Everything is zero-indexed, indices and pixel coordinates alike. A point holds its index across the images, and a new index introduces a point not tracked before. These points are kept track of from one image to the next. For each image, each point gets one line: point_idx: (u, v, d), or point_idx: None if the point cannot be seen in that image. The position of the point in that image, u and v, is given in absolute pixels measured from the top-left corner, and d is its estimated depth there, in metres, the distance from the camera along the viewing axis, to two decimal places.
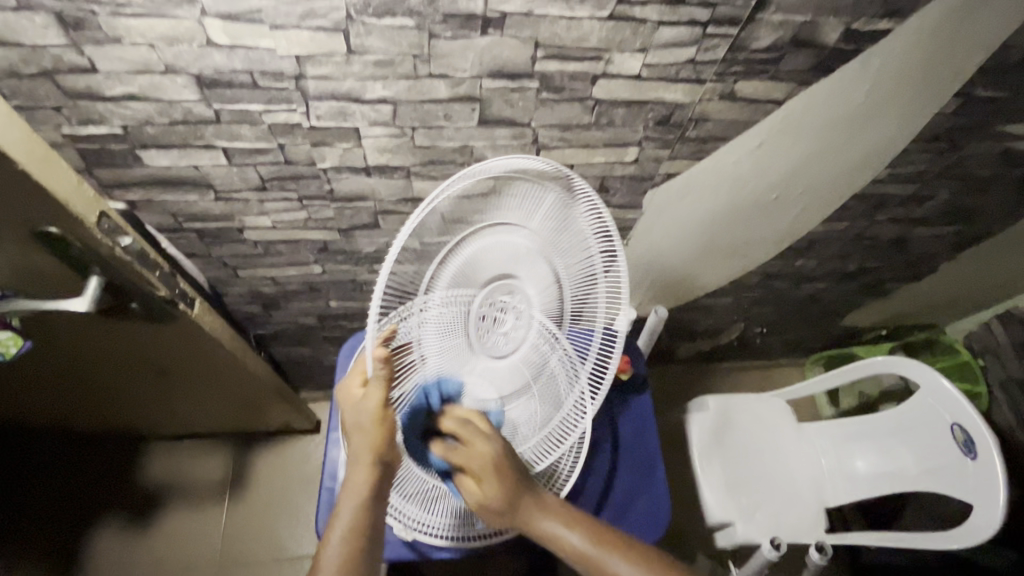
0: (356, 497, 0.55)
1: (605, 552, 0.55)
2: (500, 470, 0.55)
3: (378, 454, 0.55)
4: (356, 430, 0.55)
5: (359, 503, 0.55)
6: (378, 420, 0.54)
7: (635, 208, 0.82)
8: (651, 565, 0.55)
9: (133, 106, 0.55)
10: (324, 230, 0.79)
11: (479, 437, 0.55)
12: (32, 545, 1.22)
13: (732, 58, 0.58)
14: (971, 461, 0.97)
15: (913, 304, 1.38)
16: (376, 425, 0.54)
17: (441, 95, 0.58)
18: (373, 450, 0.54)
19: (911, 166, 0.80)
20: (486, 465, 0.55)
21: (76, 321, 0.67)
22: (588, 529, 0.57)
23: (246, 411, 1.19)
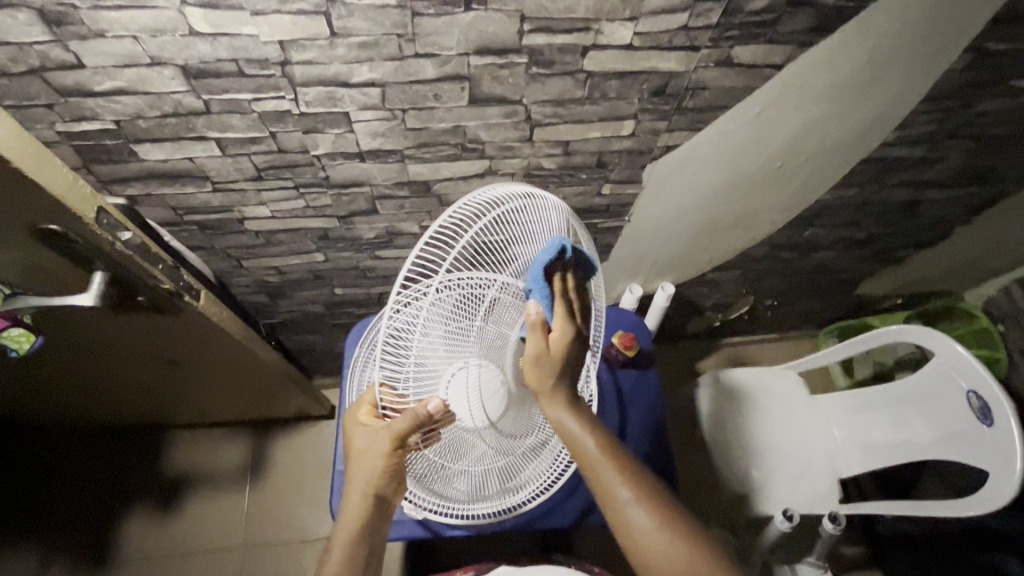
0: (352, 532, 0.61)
1: (609, 470, 0.58)
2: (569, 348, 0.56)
3: (376, 488, 0.61)
4: (354, 490, 0.61)
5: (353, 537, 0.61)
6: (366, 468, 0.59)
7: (634, 183, 0.81)
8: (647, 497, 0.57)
9: (123, 100, 0.55)
10: (324, 218, 0.79)
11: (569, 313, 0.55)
12: (65, 532, 1.28)
13: (727, 22, 0.56)
14: (987, 429, 0.96)
15: (926, 272, 1.36)
16: (383, 461, 0.59)
17: (429, 75, 0.57)
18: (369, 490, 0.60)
19: (921, 127, 0.77)
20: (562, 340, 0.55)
21: (86, 317, 0.69)
22: (599, 441, 0.59)
23: (262, 398, 1.22)
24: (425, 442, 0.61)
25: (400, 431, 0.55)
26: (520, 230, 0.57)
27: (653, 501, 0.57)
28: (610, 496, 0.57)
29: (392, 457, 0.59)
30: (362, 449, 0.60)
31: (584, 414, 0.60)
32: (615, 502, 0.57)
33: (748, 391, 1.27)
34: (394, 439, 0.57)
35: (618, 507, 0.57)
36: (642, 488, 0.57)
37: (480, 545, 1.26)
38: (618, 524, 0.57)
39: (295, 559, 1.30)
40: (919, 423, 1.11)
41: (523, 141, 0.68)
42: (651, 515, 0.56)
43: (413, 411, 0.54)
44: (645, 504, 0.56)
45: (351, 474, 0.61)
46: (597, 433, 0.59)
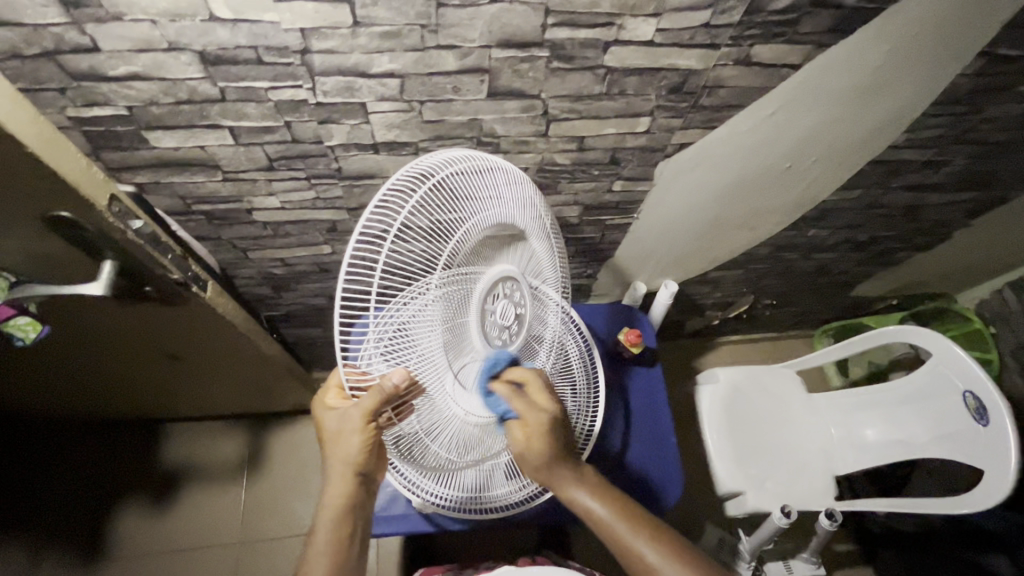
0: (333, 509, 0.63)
1: (629, 531, 0.62)
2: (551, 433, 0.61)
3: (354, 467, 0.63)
4: (335, 468, 0.62)
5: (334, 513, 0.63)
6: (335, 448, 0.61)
7: (645, 180, 0.81)
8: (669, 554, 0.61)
9: (138, 86, 0.54)
10: (334, 210, 0.78)
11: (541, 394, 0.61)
12: (58, 524, 1.26)
13: (749, 21, 0.56)
14: (982, 429, 0.98)
15: (922, 274, 1.38)
16: (358, 438, 0.59)
17: (449, 67, 0.56)
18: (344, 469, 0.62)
19: (929, 131, 0.78)
20: (542, 424, 0.60)
21: (91, 306, 0.67)
22: (617, 509, 0.64)
23: (261, 391, 1.21)
24: (399, 413, 0.57)
25: (368, 407, 0.54)
26: (467, 204, 0.55)
27: (677, 558, 0.61)
28: (637, 561, 0.61)
29: (366, 432, 0.59)
30: (337, 429, 0.61)
31: (597, 488, 0.65)
32: (642, 564, 0.61)
33: (748, 389, 1.28)
34: (364, 416, 0.56)
35: (647, 569, 0.60)
36: (663, 546, 0.61)
37: (479, 540, 1.27)
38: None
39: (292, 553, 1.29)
40: (915, 423, 1.12)
41: (538, 136, 0.68)
42: (681, 571, 0.59)
43: (378, 386, 0.51)
44: (669, 559, 0.60)
45: (329, 455, 0.62)
46: (611, 502, 0.64)
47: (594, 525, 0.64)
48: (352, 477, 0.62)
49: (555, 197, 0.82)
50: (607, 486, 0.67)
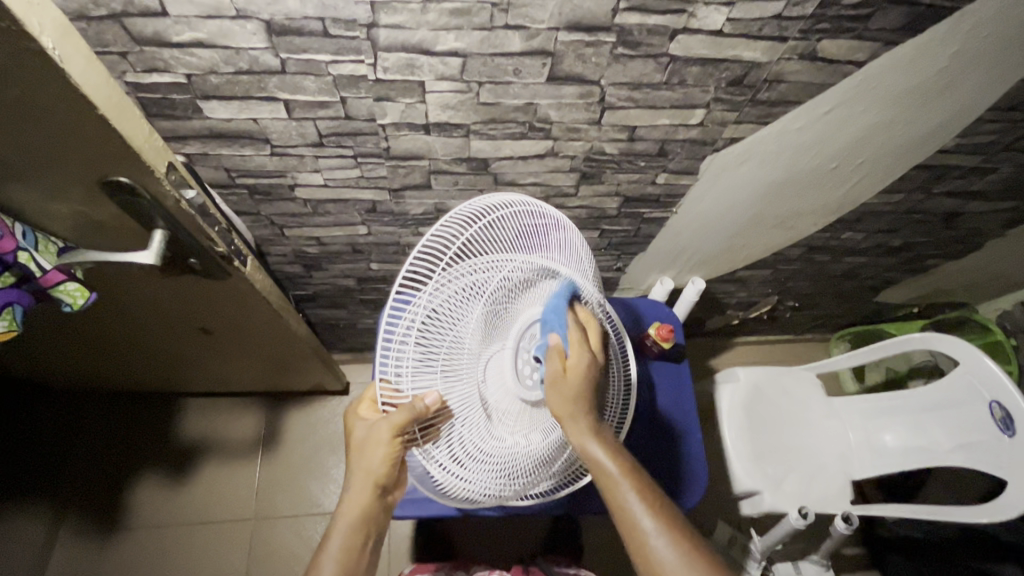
0: (348, 515, 0.66)
1: (637, 493, 0.58)
2: (587, 375, 0.59)
3: (376, 476, 0.67)
4: (356, 478, 0.67)
5: (349, 520, 0.66)
6: (362, 453, 0.66)
7: (689, 174, 0.80)
8: (673, 531, 0.57)
9: (199, 53, 0.53)
10: (375, 190, 0.77)
11: (585, 341, 0.60)
12: (75, 493, 1.27)
13: (821, 14, 0.55)
14: (1007, 439, 0.98)
15: (948, 282, 1.37)
16: (384, 452, 0.65)
17: (514, 48, 0.55)
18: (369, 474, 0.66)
19: (981, 137, 0.77)
20: (581, 363, 0.59)
21: (134, 275, 0.67)
22: (630, 473, 0.59)
23: (283, 370, 1.21)
24: (424, 436, 0.63)
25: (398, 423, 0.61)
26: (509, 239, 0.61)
27: (679, 536, 0.57)
28: (637, 532, 0.57)
29: (392, 449, 0.64)
30: (365, 440, 0.66)
31: (609, 442, 0.60)
32: (640, 537, 0.57)
33: (767, 390, 1.28)
34: (393, 431, 0.62)
35: (645, 543, 0.57)
36: (669, 521, 0.57)
37: (493, 527, 1.27)
38: (644, 561, 0.57)
39: (306, 532, 1.30)
40: (938, 430, 1.12)
41: (591, 124, 0.67)
42: (679, 551, 0.56)
43: (409, 404, 0.59)
44: (670, 538, 0.56)
45: (355, 464, 0.67)
46: (618, 455, 0.60)
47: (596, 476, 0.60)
48: (371, 489, 0.67)
49: (597, 187, 0.81)
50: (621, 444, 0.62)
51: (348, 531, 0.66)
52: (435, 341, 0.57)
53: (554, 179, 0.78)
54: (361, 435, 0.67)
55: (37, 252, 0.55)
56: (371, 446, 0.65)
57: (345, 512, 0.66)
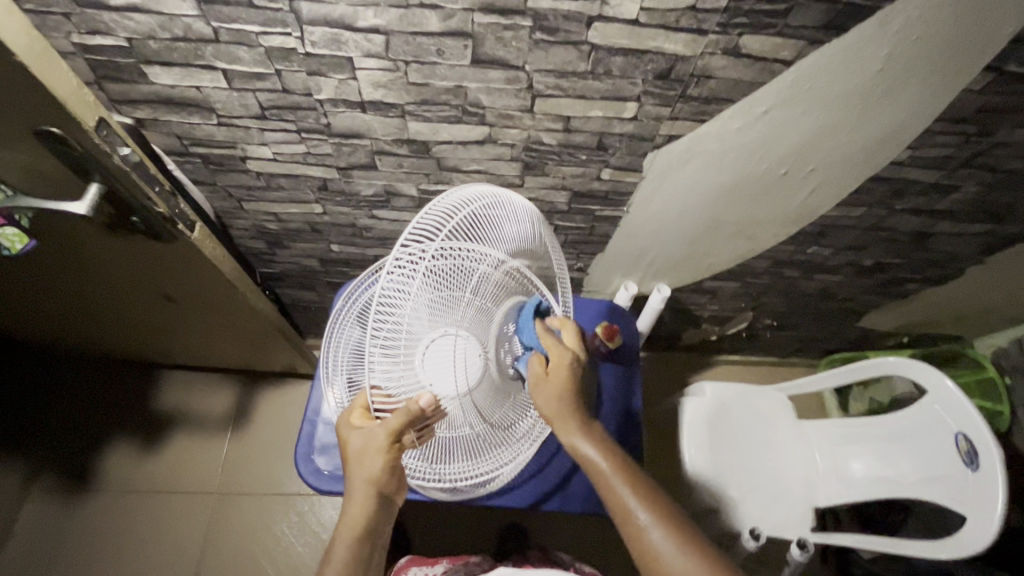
0: (352, 526, 0.68)
1: (625, 487, 0.67)
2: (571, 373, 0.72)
3: (377, 484, 0.68)
4: (355, 485, 0.68)
5: (354, 531, 0.68)
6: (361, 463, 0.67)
7: (634, 171, 0.80)
8: (662, 518, 0.64)
9: (137, 18, 0.57)
10: (323, 167, 0.80)
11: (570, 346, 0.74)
12: (52, 450, 1.32)
13: (736, 8, 0.55)
14: (971, 474, 0.92)
15: (936, 311, 1.32)
16: (381, 457, 0.66)
17: (432, 28, 0.57)
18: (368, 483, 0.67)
19: (936, 149, 0.75)
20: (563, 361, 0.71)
21: (82, 230, 0.71)
22: (620, 467, 0.69)
23: (252, 348, 1.24)
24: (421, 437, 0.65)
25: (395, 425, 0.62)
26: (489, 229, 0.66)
27: (666, 522, 0.64)
28: (630, 519, 0.65)
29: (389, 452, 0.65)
30: (361, 447, 0.66)
31: (602, 445, 0.71)
32: (633, 524, 0.65)
33: (736, 407, 1.25)
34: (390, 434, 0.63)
35: (638, 530, 0.64)
36: (659, 509, 0.65)
37: (445, 522, 1.27)
38: (639, 546, 0.64)
39: (264, 510, 1.32)
40: (904, 461, 1.06)
41: (523, 111, 0.69)
42: (668, 534, 0.62)
43: (404, 407, 0.59)
44: (658, 522, 0.64)
45: (351, 472, 0.68)
46: (609, 452, 0.70)
47: (593, 474, 0.70)
48: (371, 495, 0.68)
49: (542, 179, 0.82)
50: (614, 444, 0.72)
51: (353, 540, 0.68)
52: (426, 304, 0.59)
53: (497, 167, 0.80)
54: (357, 446, 0.67)
55: None
56: (371, 456, 0.66)
57: (349, 520, 0.68)
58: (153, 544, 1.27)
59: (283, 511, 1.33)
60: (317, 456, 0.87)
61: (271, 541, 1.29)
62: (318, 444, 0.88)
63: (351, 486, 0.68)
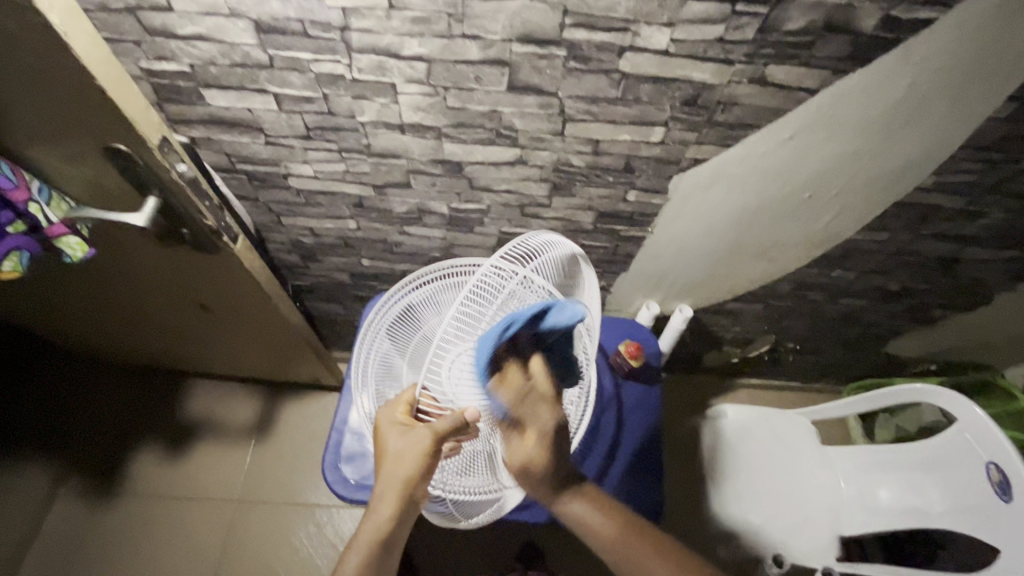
0: (377, 526, 0.68)
1: (643, 552, 0.67)
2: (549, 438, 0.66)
3: (409, 486, 0.67)
4: (386, 489, 0.68)
5: (377, 530, 0.68)
6: (400, 460, 0.67)
7: (659, 193, 0.82)
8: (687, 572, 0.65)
9: (200, 46, 0.62)
10: (361, 185, 0.84)
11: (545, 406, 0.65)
12: (83, 454, 1.36)
13: (762, 39, 0.58)
14: (1004, 505, 0.89)
15: (964, 338, 1.30)
16: (419, 461, 0.67)
17: (472, 56, 0.61)
18: (402, 482, 0.67)
19: (961, 176, 0.76)
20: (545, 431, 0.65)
21: (135, 239, 0.75)
22: (629, 530, 0.68)
23: (280, 358, 1.27)
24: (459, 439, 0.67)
25: (440, 430, 0.64)
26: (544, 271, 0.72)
27: (685, 570, 0.66)
28: None
29: (428, 458, 0.66)
30: (399, 450, 0.67)
31: (597, 504, 0.70)
32: None
33: (757, 431, 1.25)
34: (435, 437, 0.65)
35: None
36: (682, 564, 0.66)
37: (463, 538, 1.27)
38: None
39: (284, 519, 1.34)
40: (933, 489, 1.04)
41: (554, 134, 0.72)
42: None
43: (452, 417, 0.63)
44: None
45: (382, 475, 0.68)
46: (611, 513, 0.69)
47: (599, 544, 0.68)
48: (399, 501, 0.68)
49: (569, 199, 0.85)
50: (613, 501, 0.72)
51: (374, 540, 0.68)
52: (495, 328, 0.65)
53: (526, 187, 0.83)
54: (401, 440, 0.68)
55: (48, 208, 0.65)
56: (412, 454, 0.67)
57: (373, 525, 0.68)
58: (175, 550, 1.30)
59: (302, 522, 1.34)
60: (344, 464, 0.89)
61: (290, 552, 1.31)
62: (344, 452, 0.90)
63: (382, 483, 0.68)
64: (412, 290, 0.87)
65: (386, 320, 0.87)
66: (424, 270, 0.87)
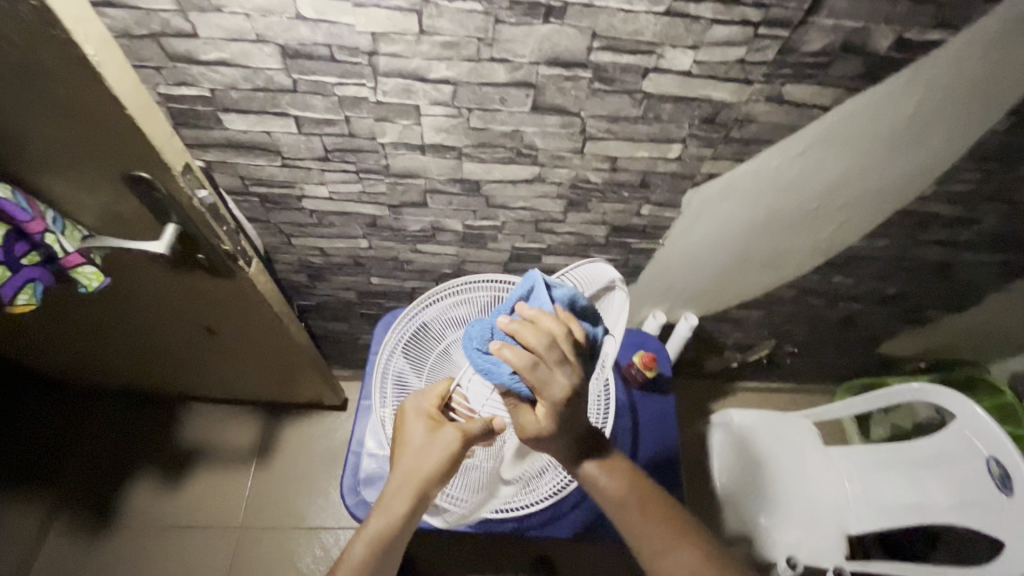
0: (390, 517, 0.65)
1: (642, 518, 0.62)
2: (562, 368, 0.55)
3: (430, 481, 0.66)
4: (405, 482, 0.66)
5: (389, 522, 0.64)
6: (425, 451, 0.67)
7: (672, 207, 0.84)
8: (684, 543, 0.60)
9: (223, 71, 0.61)
10: (376, 205, 0.84)
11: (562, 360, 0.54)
12: (74, 485, 1.31)
13: (782, 60, 0.60)
14: (1006, 498, 0.92)
15: (953, 336, 1.35)
16: (444, 458, 0.67)
17: (499, 79, 0.61)
18: (426, 476, 0.66)
19: (959, 185, 0.80)
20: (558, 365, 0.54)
21: (147, 265, 0.74)
22: (631, 489, 0.63)
23: (283, 379, 1.25)
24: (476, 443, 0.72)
25: (472, 432, 0.68)
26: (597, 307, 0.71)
27: (686, 542, 0.60)
28: (647, 544, 0.61)
29: (450, 460, 0.67)
30: (423, 445, 0.67)
31: (610, 464, 0.64)
32: (651, 550, 0.60)
33: (764, 436, 1.27)
34: (465, 439, 0.67)
35: (655, 555, 0.60)
36: (679, 532, 0.61)
37: (474, 555, 1.26)
38: (657, 570, 0.60)
39: (289, 544, 1.31)
40: (934, 485, 1.07)
41: (574, 153, 0.73)
42: (687, 559, 0.59)
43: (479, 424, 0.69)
44: (678, 547, 0.60)
45: (400, 468, 0.67)
46: (619, 476, 0.63)
47: (601, 499, 0.63)
48: (417, 497, 0.66)
49: (584, 215, 0.86)
50: (622, 460, 0.66)
51: (385, 529, 0.64)
52: None
53: (542, 204, 0.83)
54: (429, 431, 0.68)
55: (63, 237, 0.63)
56: (438, 449, 0.67)
57: (386, 515, 0.65)
58: None
59: (308, 546, 1.31)
60: (363, 487, 0.88)
61: None
62: (363, 475, 0.89)
63: (401, 474, 0.67)
64: (428, 307, 0.85)
65: (404, 338, 0.84)
66: (440, 286, 0.85)
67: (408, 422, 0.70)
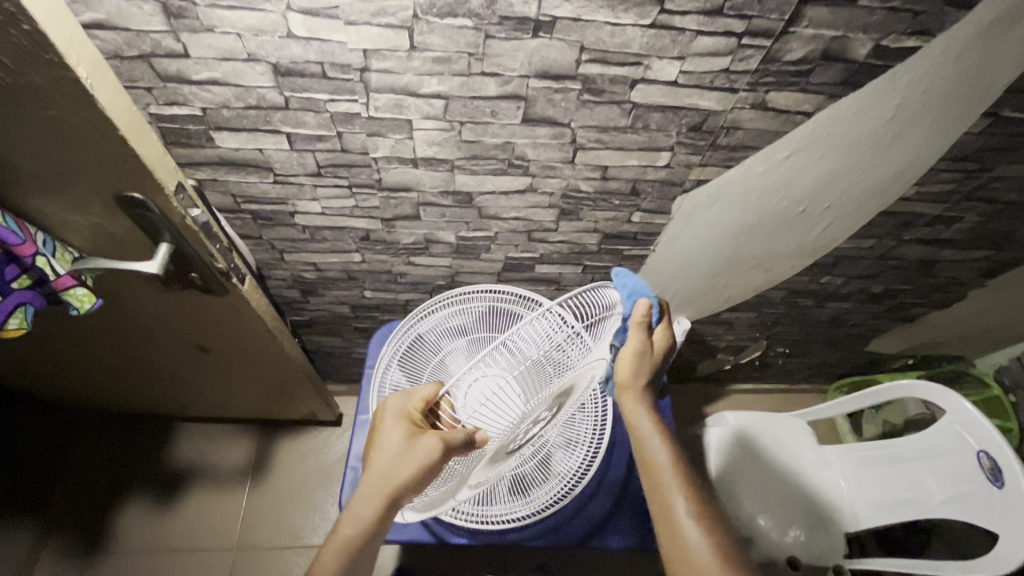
0: (360, 522, 0.64)
1: (672, 484, 0.65)
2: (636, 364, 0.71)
3: (402, 488, 0.65)
4: (376, 487, 0.66)
5: (358, 528, 0.64)
6: (400, 459, 0.65)
7: (662, 214, 0.85)
8: (703, 519, 0.62)
9: (214, 90, 0.61)
10: (369, 219, 0.84)
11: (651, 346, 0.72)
12: (63, 511, 1.28)
13: (765, 69, 0.61)
14: (997, 491, 0.94)
15: (940, 332, 1.37)
16: (418, 467, 0.64)
17: (489, 92, 0.62)
18: (396, 484, 0.65)
19: (940, 185, 0.82)
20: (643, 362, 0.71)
21: (138, 285, 0.73)
22: (670, 458, 0.68)
23: (277, 396, 1.24)
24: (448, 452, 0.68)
25: (447, 443, 0.64)
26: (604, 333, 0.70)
27: (704, 522, 0.62)
28: (668, 508, 0.64)
29: (424, 471, 0.64)
30: (398, 452, 0.66)
31: (660, 429, 0.70)
32: (672, 514, 0.63)
33: (762, 436, 1.27)
34: (438, 452, 0.64)
35: (675, 521, 0.63)
36: (702, 510, 0.63)
37: (474, 568, 1.25)
38: (668, 534, 0.63)
39: (285, 563, 1.29)
40: (926, 480, 1.09)
41: (565, 162, 0.73)
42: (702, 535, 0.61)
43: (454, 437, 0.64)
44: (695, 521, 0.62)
45: (376, 471, 0.66)
46: (666, 444, 0.69)
47: (642, 454, 0.69)
48: (385, 505, 0.65)
49: (576, 223, 0.87)
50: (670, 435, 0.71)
51: (354, 533, 0.64)
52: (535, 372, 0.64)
53: (534, 214, 0.84)
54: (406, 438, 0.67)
55: (54, 260, 0.62)
56: (411, 457, 0.65)
57: (355, 519, 0.65)
58: None
59: (305, 565, 1.29)
60: None
61: None
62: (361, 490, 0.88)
63: (375, 479, 0.66)
64: (424, 319, 0.85)
65: (400, 349, 0.83)
66: (436, 298, 0.85)
67: (388, 425, 0.69)
